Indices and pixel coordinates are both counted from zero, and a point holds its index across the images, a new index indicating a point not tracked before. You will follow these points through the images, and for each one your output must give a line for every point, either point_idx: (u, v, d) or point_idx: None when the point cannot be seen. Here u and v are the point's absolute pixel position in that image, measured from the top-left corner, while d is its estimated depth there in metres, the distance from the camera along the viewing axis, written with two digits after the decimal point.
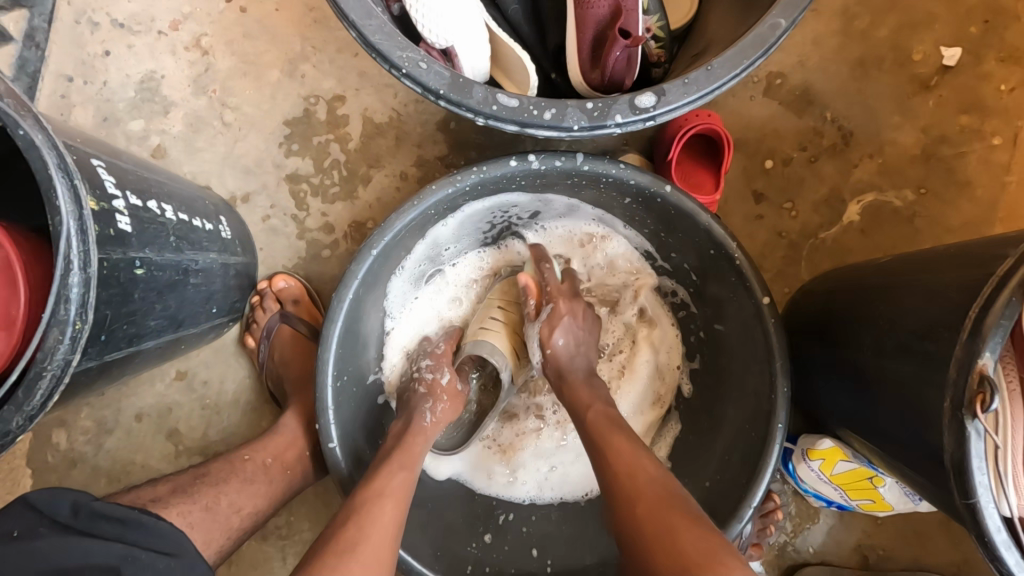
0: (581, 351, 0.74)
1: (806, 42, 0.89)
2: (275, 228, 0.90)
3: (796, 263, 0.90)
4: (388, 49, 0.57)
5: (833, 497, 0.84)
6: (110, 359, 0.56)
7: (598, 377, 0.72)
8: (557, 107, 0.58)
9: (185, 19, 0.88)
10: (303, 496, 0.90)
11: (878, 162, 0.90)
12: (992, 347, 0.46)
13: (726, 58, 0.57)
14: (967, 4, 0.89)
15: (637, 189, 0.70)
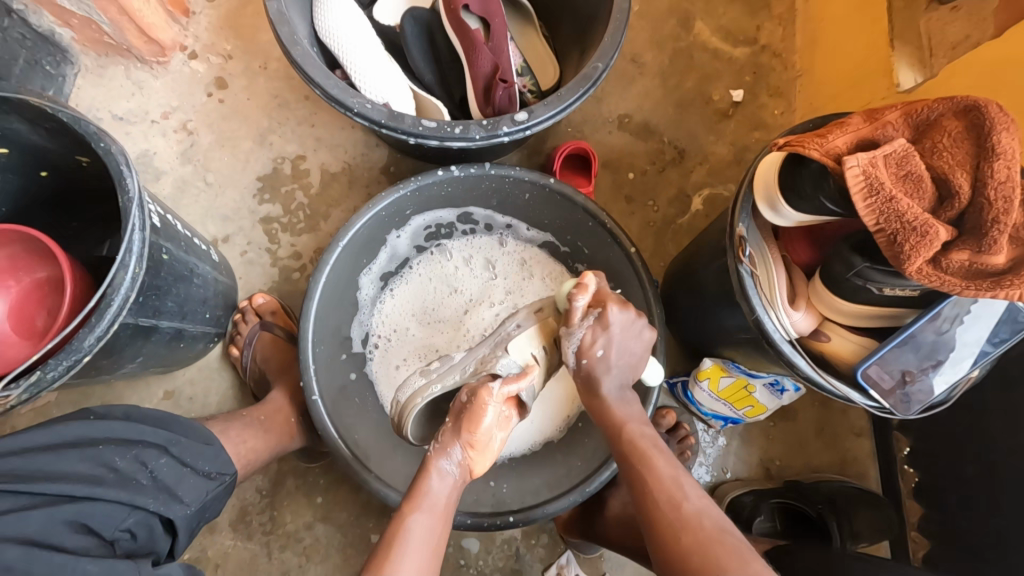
0: (618, 367, 0.77)
1: (641, 94, 1.26)
2: (252, 260, 1.10)
3: (665, 244, 1.21)
4: (343, 96, 0.84)
5: (726, 412, 1.06)
6: (141, 324, 0.73)
7: (627, 390, 0.79)
8: (463, 125, 0.86)
9: (173, 110, 1.13)
10: (285, 488, 1.01)
11: (706, 167, 1.24)
12: (741, 223, 0.73)
13: (569, 87, 0.88)
14: (740, 62, 1.30)
15: (531, 185, 0.97)
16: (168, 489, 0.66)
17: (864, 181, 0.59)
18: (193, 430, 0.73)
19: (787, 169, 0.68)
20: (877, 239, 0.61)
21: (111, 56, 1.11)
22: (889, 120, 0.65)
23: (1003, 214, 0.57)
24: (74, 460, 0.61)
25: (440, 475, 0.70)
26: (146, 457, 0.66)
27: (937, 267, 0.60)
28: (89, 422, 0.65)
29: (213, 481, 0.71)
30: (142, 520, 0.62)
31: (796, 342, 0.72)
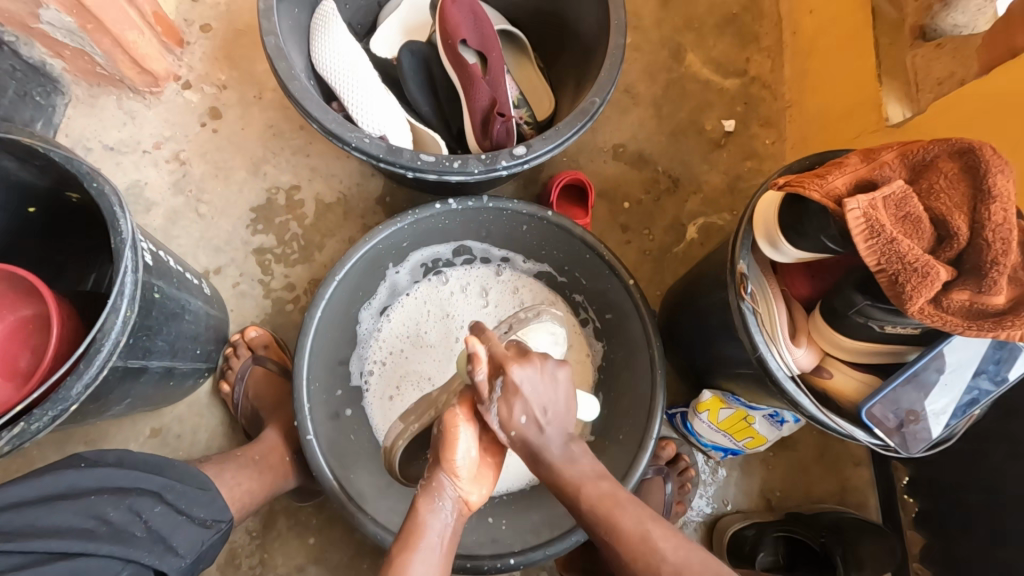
0: (550, 422, 0.68)
1: (634, 124, 1.28)
2: (244, 292, 1.08)
3: (661, 272, 1.21)
4: (341, 131, 0.84)
5: (725, 443, 1.05)
6: (130, 365, 0.70)
7: (575, 449, 0.70)
8: (462, 159, 0.86)
9: (166, 140, 1.12)
10: (276, 529, 0.97)
11: (701, 196, 1.26)
12: (742, 258, 0.73)
13: (567, 121, 0.89)
14: (731, 93, 1.32)
15: (529, 217, 0.97)
16: (164, 540, 0.64)
17: (865, 222, 0.60)
18: (188, 475, 0.71)
19: (787, 207, 0.68)
20: (878, 279, 0.61)
21: (102, 86, 1.10)
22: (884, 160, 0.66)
23: (1002, 255, 0.58)
24: (64, 512, 0.58)
25: (433, 515, 0.66)
26: (141, 506, 0.63)
27: (939, 307, 0.60)
28: (81, 470, 0.62)
29: (210, 529, 0.69)
30: (135, 574, 0.60)
31: (798, 379, 0.72)
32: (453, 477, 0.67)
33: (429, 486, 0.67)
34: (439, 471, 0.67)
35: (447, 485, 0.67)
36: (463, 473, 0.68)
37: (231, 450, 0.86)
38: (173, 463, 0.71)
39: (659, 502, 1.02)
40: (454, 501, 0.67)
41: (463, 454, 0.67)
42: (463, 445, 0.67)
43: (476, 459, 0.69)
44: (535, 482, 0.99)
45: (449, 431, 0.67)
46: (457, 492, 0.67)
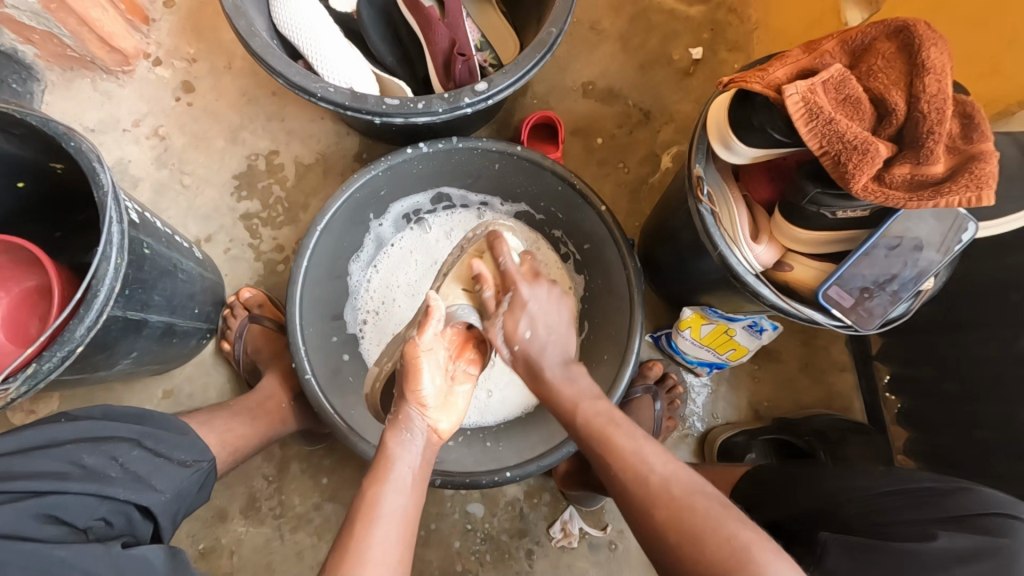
0: (551, 340, 0.76)
1: (602, 60, 1.28)
2: (236, 256, 1.12)
3: (638, 204, 1.24)
4: (305, 82, 0.86)
5: (710, 358, 1.10)
6: (130, 317, 0.75)
7: (575, 368, 0.76)
8: (425, 100, 0.89)
9: (144, 117, 1.14)
10: (290, 472, 1.04)
11: (673, 126, 1.27)
12: (699, 163, 0.76)
13: (526, 54, 0.90)
14: (698, 20, 1.31)
15: (499, 155, 0.99)
16: (143, 478, 0.66)
17: (804, 106, 0.62)
18: (165, 424, 0.75)
19: (735, 106, 0.71)
20: (823, 161, 0.63)
21: (76, 70, 1.13)
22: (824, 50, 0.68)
23: (937, 124, 0.60)
24: (42, 459, 0.61)
25: (403, 447, 0.69)
26: (117, 451, 0.66)
27: (881, 183, 0.63)
28: (58, 425, 0.65)
29: (190, 468, 0.73)
30: (117, 509, 0.62)
31: (761, 275, 0.76)
32: (419, 406, 0.71)
33: (398, 420, 0.72)
34: (405, 401, 0.72)
35: (414, 415, 0.71)
36: (429, 401, 0.72)
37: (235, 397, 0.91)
38: (147, 416, 0.74)
39: (650, 418, 1.07)
40: (422, 428, 0.71)
41: (429, 384, 0.72)
42: (428, 374, 0.72)
43: (440, 390, 0.74)
44: (529, 409, 1.06)
45: (411, 360, 0.72)
46: (425, 420, 0.72)
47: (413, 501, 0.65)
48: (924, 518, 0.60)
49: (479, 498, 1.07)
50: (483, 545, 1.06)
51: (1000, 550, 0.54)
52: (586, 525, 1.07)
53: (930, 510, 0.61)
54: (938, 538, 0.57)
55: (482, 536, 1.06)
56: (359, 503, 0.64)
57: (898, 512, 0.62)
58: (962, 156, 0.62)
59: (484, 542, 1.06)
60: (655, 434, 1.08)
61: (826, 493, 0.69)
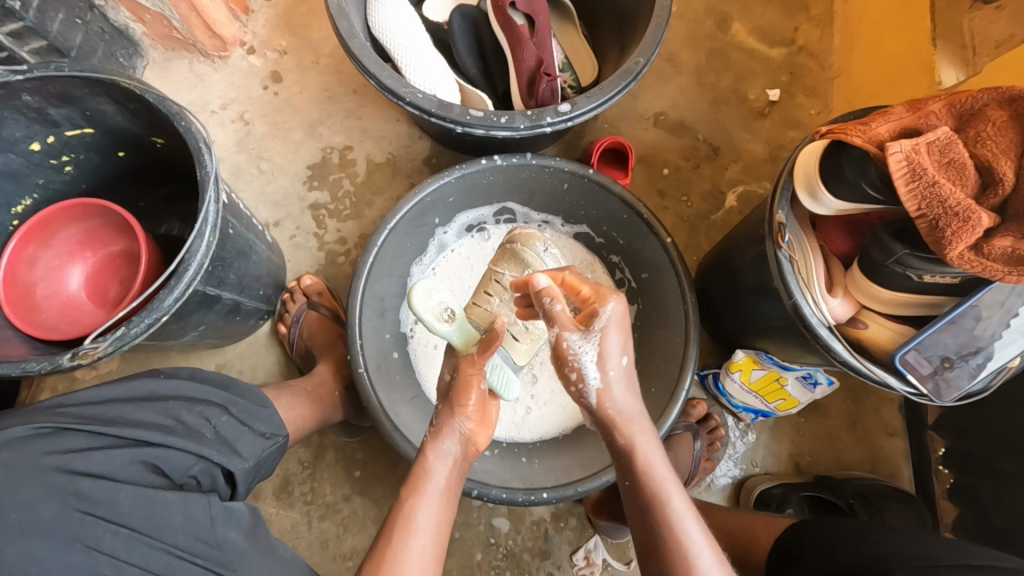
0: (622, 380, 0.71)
1: (676, 92, 1.29)
2: (300, 244, 1.16)
3: (697, 239, 1.23)
4: (396, 87, 0.89)
5: (757, 404, 1.07)
6: (207, 293, 0.79)
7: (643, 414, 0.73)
8: (508, 115, 0.90)
9: (231, 101, 1.20)
10: (325, 460, 1.05)
11: (741, 165, 1.26)
12: (781, 209, 0.75)
13: (611, 80, 0.91)
14: (777, 62, 1.30)
15: (570, 175, 1.00)
16: (229, 443, 0.69)
17: (907, 165, 0.61)
18: (249, 394, 0.77)
19: (827, 156, 0.70)
20: (919, 223, 0.62)
21: (176, 50, 1.19)
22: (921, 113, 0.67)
23: None
24: (147, 411, 0.65)
25: (444, 459, 0.70)
26: (209, 414, 0.69)
27: (978, 254, 0.61)
28: (159, 381, 0.69)
29: (268, 439, 0.75)
30: (206, 469, 0.65)
31: (834, 329, 0.74)
32: (462, 416, 0.71)
33: (440, 428, 0.72)
34: (450, 408, 0.72)
35: (455, 423, 0.71)
36: (473, 411, 0.71)
37: (287, 380, 0.94)
38: (235, 384, 0.77)
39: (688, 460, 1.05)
40: (463, 436, 0.71)
41: (476, 398, 0.71)
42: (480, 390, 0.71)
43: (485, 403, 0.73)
44: (568, 431, 1.05)
45: (465, 378, 0.71)
46: (466, 429, 0.71)
47: (448, 504, 0.68)
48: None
49: (505, 513, 1.06)
50: (504, 561, 1.05)
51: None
52: (609, 557, 1.06)
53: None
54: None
55: (504, 553, 1.05)
56: (396, 508, 0.66)
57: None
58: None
59: (505, 559, 1.05)
60: (690, 474, 1.06)
61: (874, 553, 0.67)
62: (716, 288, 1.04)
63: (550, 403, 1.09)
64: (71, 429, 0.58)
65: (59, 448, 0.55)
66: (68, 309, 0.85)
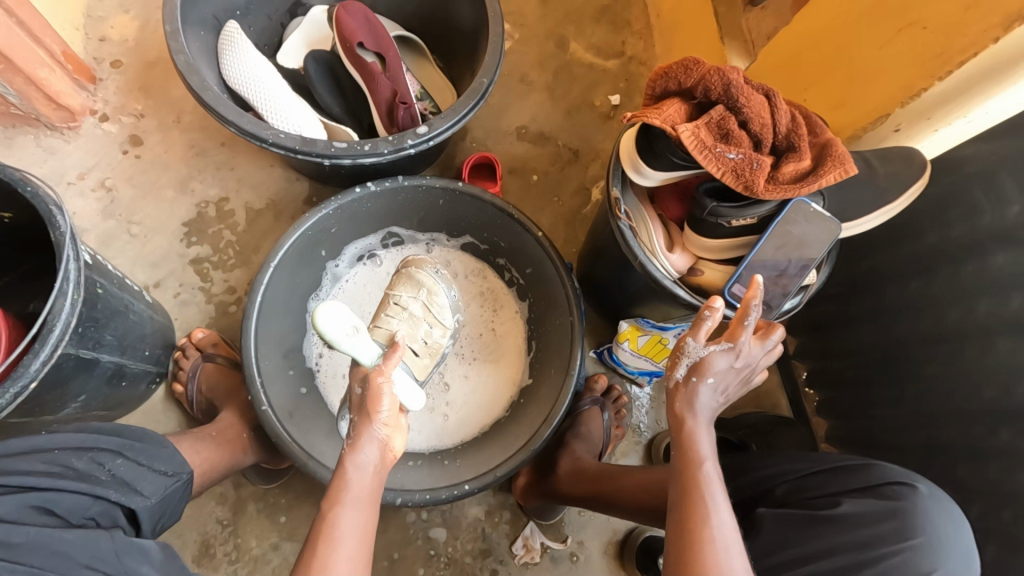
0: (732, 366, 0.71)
1: (532, 108, 1.43)
2: (186, 300, 1.13)
3: (574, 233, 1.35)
4: (257, 130, 0.93)
5: (649, 367, 1.18)
6: (82, 356, 0.77)
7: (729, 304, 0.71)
8: (371, 142, 0.97)
9: (89, 170, 1.17)
10: (246, 513, 1.02)
11: (599, 162, 1.41)
12: (616, 187, 0.88)
13: (461, 100, 1.01)
14: (613, 71, 1.49)
15: (442, 190, 1.07)
16: (129, 484, 0.67)
17: (695, 138, 0.74)
18: (146, 437, 0.74)
19: (641, 137, 0.83)
20: (727, 178, 0.75)
21: (18, 127, 1.15)
22: (681, 86, 0.80)
23: (795, 130, 0.77)
24: (32, 462, 0.62)
25: (360, 471, 0.69)
26: (102, 458, 0.67)
27: (775, 184, 0.76)
28: (43, 434, 0.66)
29: (173, 478, 0.73)
30: (106, 510, 0.63)
31: (678, 280, 0.87)
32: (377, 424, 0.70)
33: (357, 438, 0.71)
34: (365, 421, 0.71)
35: (370, 432, 0.70)
36: (386, 418, 0.71)
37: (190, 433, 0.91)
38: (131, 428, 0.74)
39: (599, 429, 1.14)
40: (381, 442, 0.70)
41: (388, 407, 0.71)
42: (389, 398, 0.71)
43: (396, 409, 0.72)
44: (485, 428, 1.11)
45: (375, 391, 0.71)
46: (383, 434, 0.71)
47: (371, 513, 0.69)
48: (837, 489, 0.76)
49: (441, 522, 1.08)
50: (448, 569, 1.07)
51: (897, 509, 0.71)
52: (547, 539, 1.10)
53: (846, 481, 0.76)
54: (844, 503, 0.73)
55: (446, 561, 1.07)
56: (317, 526, 0.66)
57: (823, 487, 0.77)
58: (819, 147, 0.77)
59: (448, 566, 1.07)
60: (604, 443, 1.14)
61: (763, 478, 0.83)
62: (592, 270, 1.15)
63: (461, 409, 1.14)
64: None
65: None
66: None
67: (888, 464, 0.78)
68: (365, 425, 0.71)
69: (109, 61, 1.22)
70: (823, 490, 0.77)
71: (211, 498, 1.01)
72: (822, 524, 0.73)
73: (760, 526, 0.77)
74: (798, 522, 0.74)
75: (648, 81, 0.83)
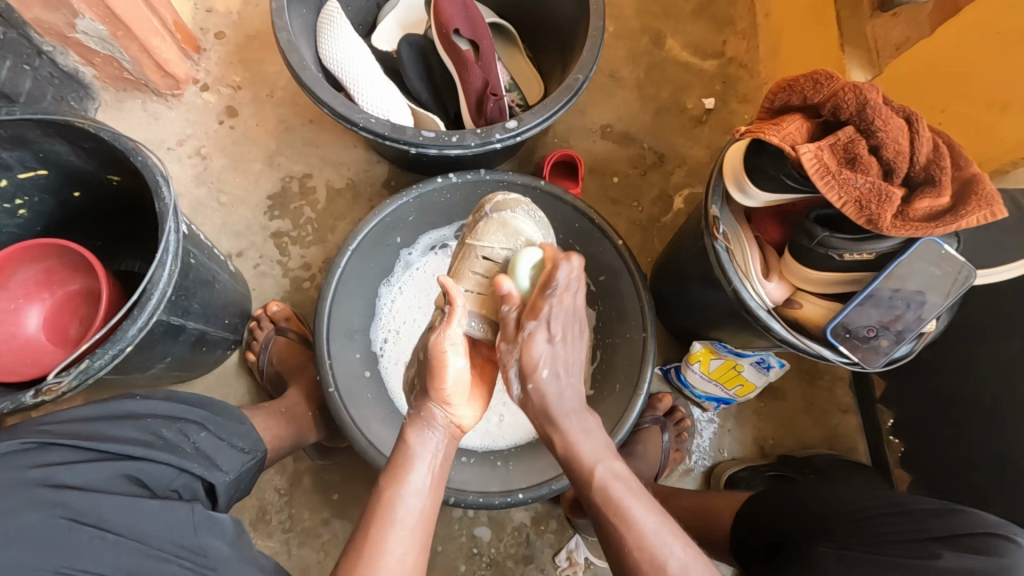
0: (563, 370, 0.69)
1: (620, 106, 1.36)
2: (264, 272, 1.17)
3: (651, 241, 1.30)
4: (350, 113, 0.93)
5: (717, 392, 1.12)
6: (172, 322, 0.80)
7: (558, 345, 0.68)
8: (459, 134, 0.95)
9: (187, 137, 1.21)
10: (303, 485, 1.05)
11: (685, 169, 1.34)
12: (715, 204, 0.82)
13: (554, 96, 0.97)
14: (710, 73, 1.40)
15: (524, 188, 1.05)
16: (209, 458, 0.70)
17: (817, 162, 0.67)
18: (224, 412, 0.78)
19: (750, 153, 0.76)
20: (848, 208, 0.68)
21: (128, 91, 1.21)
22: (805, 101, 0.72)
23: (936, 162, 0.68)
24: (126, 428, 0.65)
25: (424, 458, 0.68)
26: (188, 430, 0.70)
27: (904, 219, 0.68)
28: (135, 400, 0.69)
29: (248, 455, 0.76)
30: (188, 483, 0.65)
31: (772, 311, 0.80)
32: (444, 406, 0.69)
33: (420, 415, 0.70)
34: (434, 399, 0.69)
35: (437, 412, 0.69)
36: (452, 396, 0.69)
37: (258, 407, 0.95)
38: (213, 401, 0.78)
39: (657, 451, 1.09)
40: (448, 421, 0.70)
41: (452, 381, 0.68)
42: (454, 370, 0.68)
43: (464, 381, 0.70)
44: None
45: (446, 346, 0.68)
46: (448, 416, 0.70)
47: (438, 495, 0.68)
48: (919, 536, 0.66)
49: (487, 522, 1.07)
50: (488, 570, 1.06)
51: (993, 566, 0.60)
52: (591, 555, 1.08)
53: (927, 527, 0.66)
54: (934, 555, 0.63)
55: (488, 562, 1.06)
56: (375, 506, 0.64)
57: (896, 531, 0.67)
58: (962, 182, 0.68)
59: (489, 567, 1.06)
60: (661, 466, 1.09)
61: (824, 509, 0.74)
62: (669, 283, 1.10)
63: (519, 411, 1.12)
64: (53, 445, 0.57)
65: (41, 463, 0.55)
66: (24, 351, 0.84)
67: (978, 511, 0.67)
68: (439, 400, 0.69)
69: (214, 32, 1.26)
70: (895, 534, 0.67)
71: (271, 467, 1.04)
72: (902, 574, 0.63)
73: (822, 567, 0.67)
74: (869, 568, 0.64)
75: (769, 92, 0.76)
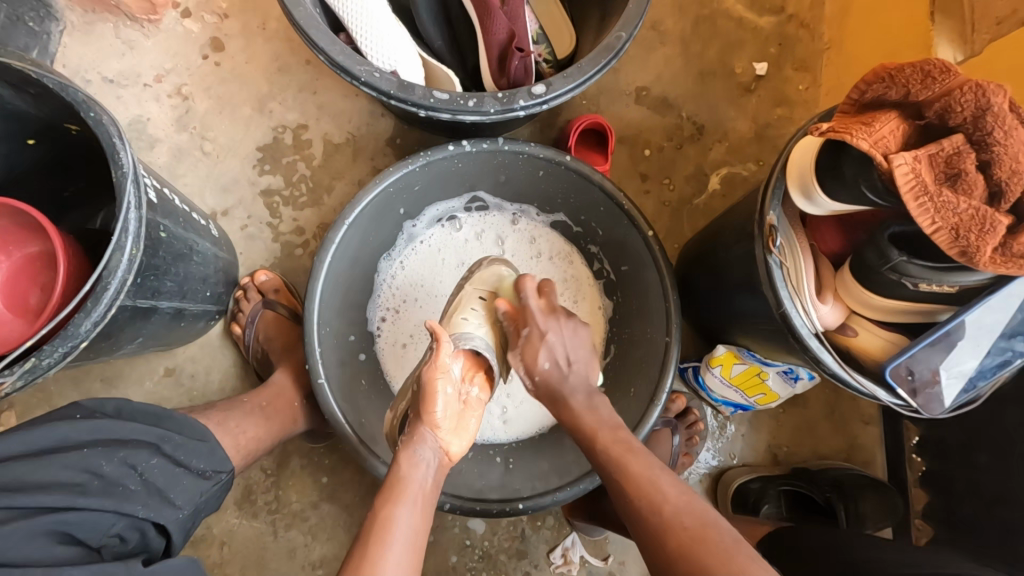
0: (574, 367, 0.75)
1: (660, 65, 1.20)
2: (253, 235, 1.06)
3: (680, 224, 1.17)
4: (350, 64, 0.79)
5: (736, 398, 1.05)
6: (139, 305, 0.71)
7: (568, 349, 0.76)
8: (477, 97, 0.81)
9: (167, 73, 1.06)
10: (290, 467, 1.00)
11: (726, 145, 1.19)
12: (773, 210, 0.70)
13: (590, 58, 0.82)
14: (766, 32, 1.22)
15: (546, 162, 0.91)
16: (161, 492, 0.65)
17: (913, 178, 0.55)
18: (186, 427, 0.72)
19: (826, 154, 0.64)
20: (939, 236, 0.57)
21: (98, 12, 1.05)
22: (906, 96, 0.59)
23: None
24: (57, 467, 0.59)
25: (417, 480, 0.64)
26: (135, 459, 0.64)
27: (1005, 253, 0.56)
28: (75, 424, 0.63)
29: (209, 480, 0.70)
30: (132, 526, 0.61)
31: (823, 336, 0.70)
32: (435, 430, 0.66)
33: (409, 439, 0.67)
34: (425, 426, 0.67)
35: (429, 435, 0.66)
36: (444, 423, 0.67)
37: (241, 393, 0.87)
38: (171, 415, 0.72)
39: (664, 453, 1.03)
40: (439, 444, 0.66)
41: (443, 406, 0.67)
42: (444, 395, 0.67)
43: (454, 410, 0.68)
44: (544, 430, 1.00)
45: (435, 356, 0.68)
46: (439, 443, 0.67)
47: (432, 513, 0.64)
48: None
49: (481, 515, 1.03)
50: (480, 561, 1.03)
51: None
52: (587, 553, 1.04)
53: None
54: None
55: (480, 554, 1.03)
56: (370, 524, 0.60)
57: None
58: None
59: (481, 559, 1.03)
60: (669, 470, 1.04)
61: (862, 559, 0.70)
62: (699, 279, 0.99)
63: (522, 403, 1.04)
64: None
65: None
66: None
67: None
68: (429, 423, 0.67)
69: None
70: None
71: None
72: None
73: None
74: None
75: (860, 80, 0.62)
